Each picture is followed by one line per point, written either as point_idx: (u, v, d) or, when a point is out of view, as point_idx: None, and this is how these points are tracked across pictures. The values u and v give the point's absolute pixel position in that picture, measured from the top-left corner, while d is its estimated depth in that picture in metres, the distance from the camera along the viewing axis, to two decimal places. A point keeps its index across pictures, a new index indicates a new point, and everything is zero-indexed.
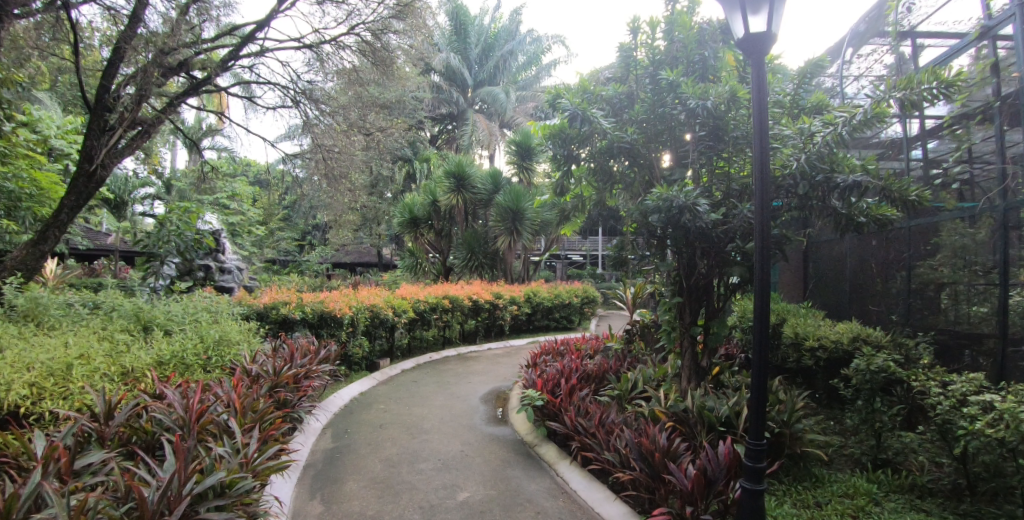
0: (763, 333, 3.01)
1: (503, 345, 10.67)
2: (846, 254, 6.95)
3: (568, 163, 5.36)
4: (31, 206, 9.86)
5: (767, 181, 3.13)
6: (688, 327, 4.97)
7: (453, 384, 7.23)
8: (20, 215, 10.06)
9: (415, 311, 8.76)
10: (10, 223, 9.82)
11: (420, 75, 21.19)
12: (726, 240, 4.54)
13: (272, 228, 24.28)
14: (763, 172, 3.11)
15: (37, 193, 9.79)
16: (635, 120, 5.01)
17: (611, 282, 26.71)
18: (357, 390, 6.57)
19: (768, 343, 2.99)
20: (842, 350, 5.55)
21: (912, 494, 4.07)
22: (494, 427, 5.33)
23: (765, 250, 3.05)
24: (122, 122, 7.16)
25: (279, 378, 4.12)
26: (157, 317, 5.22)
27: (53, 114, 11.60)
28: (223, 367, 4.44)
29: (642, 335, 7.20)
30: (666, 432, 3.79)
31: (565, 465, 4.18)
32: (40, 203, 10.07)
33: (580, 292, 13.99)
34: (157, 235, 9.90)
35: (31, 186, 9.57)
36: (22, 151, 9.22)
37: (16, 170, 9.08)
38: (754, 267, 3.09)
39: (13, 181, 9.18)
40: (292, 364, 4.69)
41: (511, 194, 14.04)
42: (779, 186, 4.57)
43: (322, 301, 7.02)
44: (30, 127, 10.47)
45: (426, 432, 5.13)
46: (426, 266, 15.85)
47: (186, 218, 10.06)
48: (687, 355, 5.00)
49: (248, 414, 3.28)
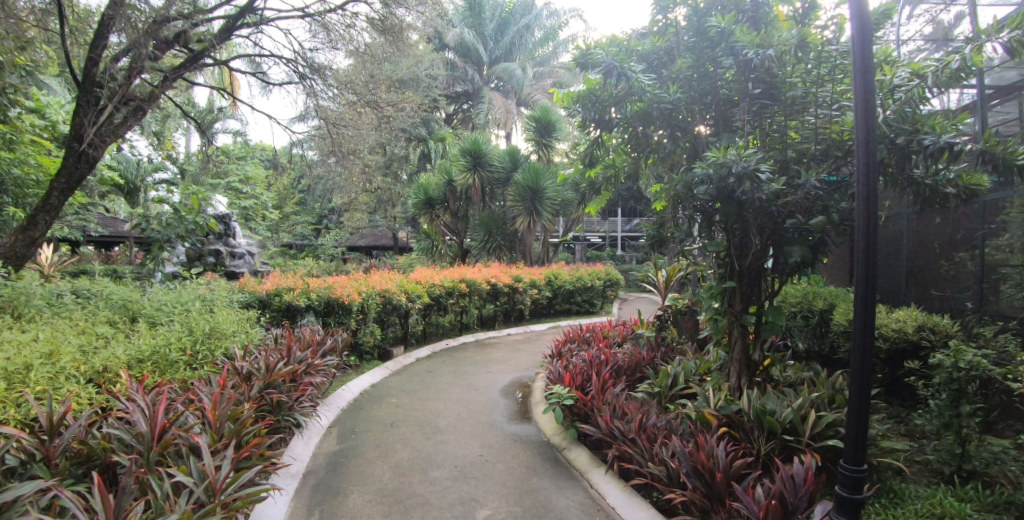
0: (865, 334, 2.49)
1: (523, 330, 10.16)
2: (902, 233, 6.25)
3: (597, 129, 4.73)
4: (38, 193, 9.43)
5: (870, 142, 2.60)
6: (739, 316, 4.31)
7: (471, 375, 6.73)
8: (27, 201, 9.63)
9: (429, 296, 8.28)
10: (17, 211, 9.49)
11: (433, 52, 20.52)
12: (786, 216, 3.92)
13: (287, 211, 23.94)
14: (868, 134, 2.62)
15: (42, 178, 9.36)
16: (676, 78, 4.42)
17: (631, 264, 26.00)
18: (368, 382, 6.11)
19: (870, 346, 2.49)
20: (906, 340, 4.95)
21: (1010, 514, 3.45)
22: (516, 425, 4.81)
23: (871, 228, 2.54)
24: (117, 97, 6.68)
25: (273, 377, 3.65)
26: (146, 307, 4.75)
27: (61, 98, 11.27)
28: (214, 362, 3.98)
29: (674, 321, 6.57)
30: (722, 444, 3.21)
31: (598, 475, 3.64)
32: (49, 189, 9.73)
33: (602, 274, 13.37)
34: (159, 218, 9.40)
35: (37, 171, 9.14)
36: (28, 136, 8.90)
37: (22, 156, 8.77)
38: (855, 252, 2.58)
39: (19, 167, 8.86)
40: (291, 359, 4.22)
41: (530, 172, 13.42)
42: (848, 152, 3.96)
43: (329, 287, 6.47)
44: (38, 112, 10.05)
45: (442, 433, 4.61)
46: (442, 248, 15.28)
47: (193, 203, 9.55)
48: (736, 347, 4.37)
49: (226, 426, 2.80)
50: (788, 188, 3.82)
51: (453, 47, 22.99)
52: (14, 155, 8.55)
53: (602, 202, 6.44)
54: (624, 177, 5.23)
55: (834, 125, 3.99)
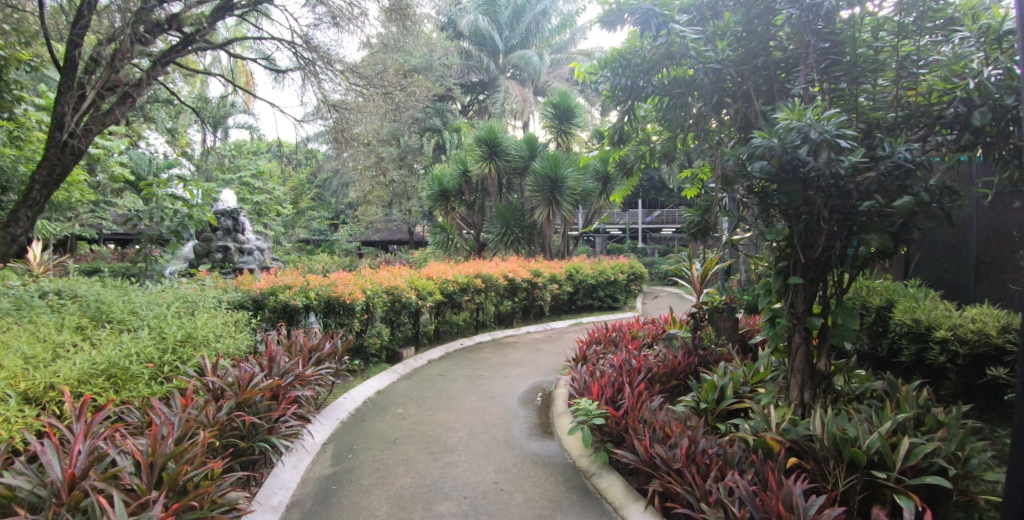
0: None
1: (543, 328, 9.54)
2: (971, 220, 5.51)
3: (630, 97, 4.12)
4: None
5: None
6: (802, 318, 3.63)
7: (487, 379, 6.14)
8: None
9: (442, 292, 7.71)
10: None
11: (447, 40, 19.88)
12: (862, 198, 3.24)
13: (303, 206, 23.55)
14: None
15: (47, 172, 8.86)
16: (724, 35, 3.73)
17: (653, 257, 25.20)
18: (373, 389, 5.56)
19: None
20: (988, 344, 4.23)
21: None
22: (537, 443, 4.21)
23: None
24: (103, 81, 6.20)
25: (247, 395, 3.09)
26: (120, 309, 4.21)
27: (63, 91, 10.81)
28: (185, 373, 3.44)
29: (710, 321, 6.04)
30: (785, 487, 2.59)
31: (634, 511, 3.05)
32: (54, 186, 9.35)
33: (626, 268, 12.70)
34: (147, 212, 8.56)
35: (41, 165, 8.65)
36: (36, 133, 8.45)
37: (29, 153, 8.37)
38: None
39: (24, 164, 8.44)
40: (273, 369, 3.67)
41: (549, 161, 12.73)
42: (937, 119, 3.34)
43: (330, 284, 5.89)
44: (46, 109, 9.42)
45: (451, 452, 4.03)
46: (458, 242, 14.68)
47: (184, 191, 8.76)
48: (797, 354, 3.70)
49: (160, 476, 2.29)
50: (868, 162, 3.13)
51: (467, 35, 22.30)
52: (17, 151, 8.07)
53: (628, 190, 5.79)
54: (660, 155, 4.56)
55: (921, 87, 3.40)
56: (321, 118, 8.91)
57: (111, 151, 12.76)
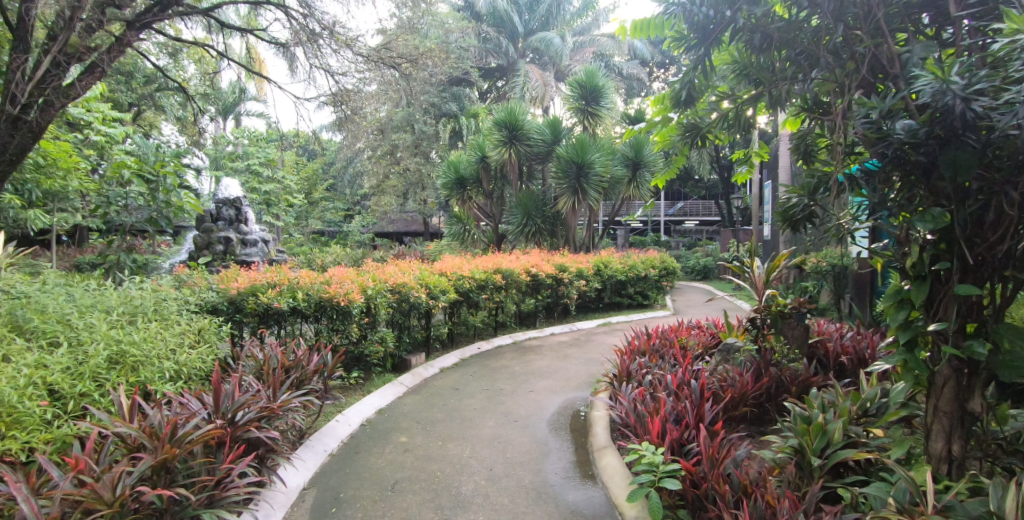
0: None
1: (569, 329, 8.60)
2: None
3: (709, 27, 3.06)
4: (38, 178, 8.38)
5: None
6: (957, 344, 2.61)
7: (509, 395, 5.19)
8: (35, 179, 8.49)
9: (456, 290, 6.79)
10: (16, 197, 8.46)
11: (464, 21, 18.87)
12: None
13: (316, 197, 22.76)
14: None
15: (48, 160, 7.99)
16: None
17: (679, 250, 24.04)
18: (373, 408, 4.66)
19: None
20: None
21: None
22: (575, 495, 3.26)
23: None
24: (63, 45, 5.29)
25: (168, 453, 2.15)
26: (42, 311, 3.29)
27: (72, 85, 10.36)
28: (104, 408, 2.61)
29: (775, 329, 5.11)
30: None
31: None
32: (50, 174, 8.52)
33: (657, 262, 11.64)
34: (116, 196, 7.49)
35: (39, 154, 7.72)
36: None
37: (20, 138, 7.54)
38: None
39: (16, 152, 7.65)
40: (221, 402, 2.68)
41: (574, 146, 11.67)
42: None
43: (323, 283, 4.95)
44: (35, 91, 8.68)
45: (463, 508, 3.10)
46: (475, 234, 13.85)
47: (148, 165, 7.58)
48: (944, 389, 2.69)
49: None
50: None
51: (485, 17, 21.15)
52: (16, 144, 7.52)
53: (677, 174, 4.84)
54: (739, 121, 3.56)
55: None
56: (336, 108, 7.91)
57: (111, 137, 12.06)
